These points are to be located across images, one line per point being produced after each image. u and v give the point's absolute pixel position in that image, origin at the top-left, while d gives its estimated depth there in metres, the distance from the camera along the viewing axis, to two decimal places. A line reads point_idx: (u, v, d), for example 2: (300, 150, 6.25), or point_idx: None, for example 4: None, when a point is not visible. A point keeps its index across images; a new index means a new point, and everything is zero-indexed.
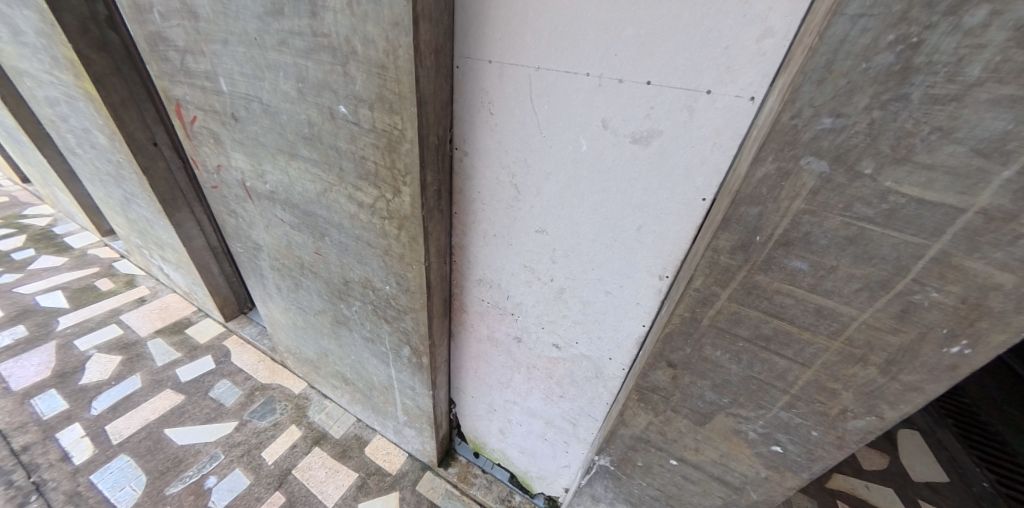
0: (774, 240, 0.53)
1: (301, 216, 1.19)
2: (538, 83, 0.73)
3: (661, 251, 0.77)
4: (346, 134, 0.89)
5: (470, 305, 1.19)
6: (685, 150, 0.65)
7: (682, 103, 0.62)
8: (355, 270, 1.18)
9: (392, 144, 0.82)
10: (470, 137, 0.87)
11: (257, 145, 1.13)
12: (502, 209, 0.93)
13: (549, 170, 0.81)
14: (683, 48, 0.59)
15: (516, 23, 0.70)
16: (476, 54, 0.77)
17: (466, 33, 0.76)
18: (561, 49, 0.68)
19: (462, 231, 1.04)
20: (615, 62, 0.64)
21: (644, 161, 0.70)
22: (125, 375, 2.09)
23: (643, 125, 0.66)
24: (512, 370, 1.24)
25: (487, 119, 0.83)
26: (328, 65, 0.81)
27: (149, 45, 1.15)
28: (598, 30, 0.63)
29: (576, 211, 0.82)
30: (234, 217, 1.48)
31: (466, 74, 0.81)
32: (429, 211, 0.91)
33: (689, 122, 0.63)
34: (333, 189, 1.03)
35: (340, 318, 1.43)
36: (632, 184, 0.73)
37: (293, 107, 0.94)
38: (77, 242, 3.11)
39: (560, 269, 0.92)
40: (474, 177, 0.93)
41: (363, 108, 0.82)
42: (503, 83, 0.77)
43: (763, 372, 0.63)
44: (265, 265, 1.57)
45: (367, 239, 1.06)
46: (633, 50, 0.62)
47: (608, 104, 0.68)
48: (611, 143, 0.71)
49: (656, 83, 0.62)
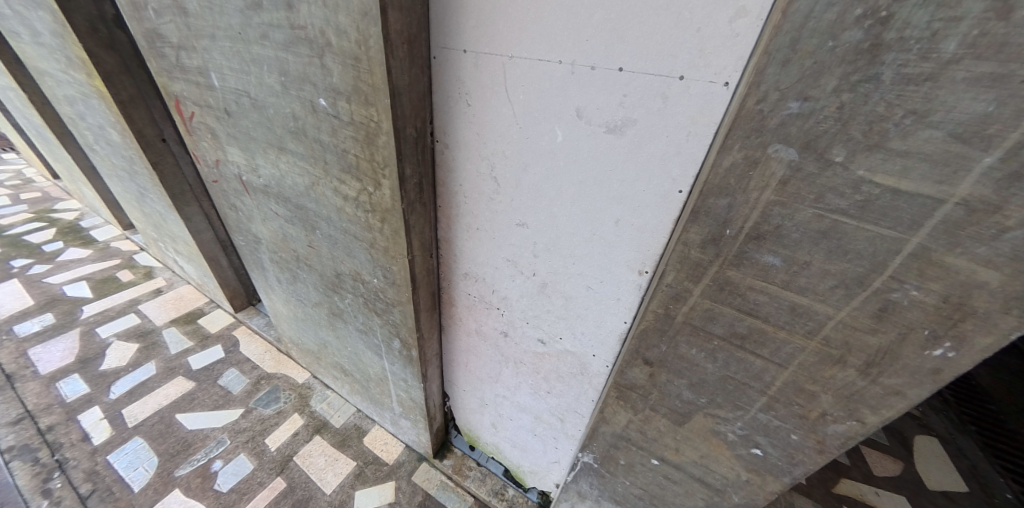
0: (745, 233, 0.50)
1: (293, 209, 1.21)
2: (513, 73, 0.71)
3: (640, 245, 0.74)
4: (327, 126, 0.89)
5: (458, 299, 1.18)
6: (660, 141, 0.62)
7: (656, 90, 0.59)
8: (345, 263, 1.19)
9: (370, 136, 0.81)
10: (450, 128, 0.86)
11: (249, 140, 1.15)
12: (484, 202, 0.92)
13: (527, 162, 0.79)
14: (655, 30, 0.56)
15: (489, 11, 0.68)
16: (452, 43, 0.76)
17: (441, 22, 0.75)
18: (535, 36, 0.65)
19: (447, 224, 1.03)
20: (588, 49, 0.61)
21: (619, 152, 0.67)
22: (142, 362, 2.18)
23: (618, 113, 0.64)
24: (501, 364, 1.24)
25: (465, 110, 0.81)
26: (306, 57, 0.81)
27: (147, 42, 1.17)
28: (571, 14, 0.60)
29: (555, 203, 0.80)
30: (235, 211, 1.52)
31: (443, 64, 0.79)
32: (410, 204, 0.91)
33: (663, 110, 0.60)
34: (320, 183, 1.04)
35: (335, 310, 1.46)
36: (609, 176, 0.70)
37: (278, 101, 0.95)
38: (102, 235, 3.26)
39: (542, 264, 0.91)
40: (455, 170, 0.92)
41: (341, 100, 0.81)
42: (479, 72, 0.75)
43: (740, 372, 0.60)
44: (265, 257, 1.61)
45: (354, 232, 1.06)
46: (605, 35, 0.59)
47: (583, 92, 0.65)
48: (586, 133, 0.69)
49: (628, 70, 0.60)
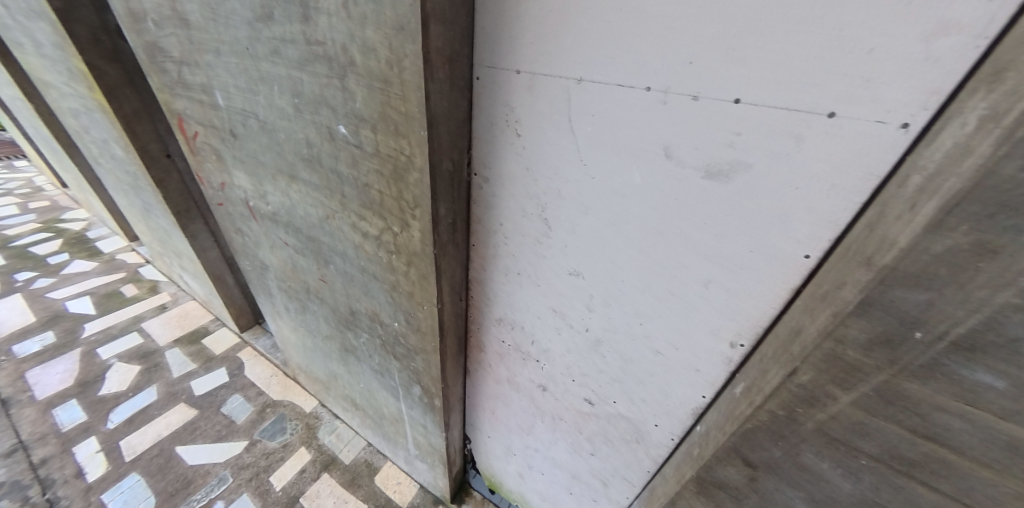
0: (946, 340, 0.35)
1: (304, 240, 1.08)
2: (580, 100, 0.57)
3: (736, 313, 0.60)
4: (347, 156, 0.76)
5: (488, 344, 1.04)
6: (782, 194, 0.48)
7: (786, 129, 0.45)
8: (361, 301, 1.06)
9: (398, 171, 0.68)
10: (492, 160, 0.72)
11: (256, 165, 1.02)
12: (529, 244, 0.78)
13: (589, 204, 0.65)
14: (795, 51, 0.41)
15: (552, 24, 0.54)
16: (501, 63, 0.62)
17: (488, 36, 0.61)
18: (614, 56, 0.51)
19: (480, 265, 0.90)
20: (688, 74, 0.48)
21: (721, 201, 0.53)
22: (142, 386, 2.07)
23: (725, 155, 0.50)
24: (535, 416, 1.09)
25: (512, 140, 0.68)
26: (324, 78, 0.67)
27: (148, 55, 1.05)
28: (670, 29, 0.46)
29: (622, 254, 0.66)
30: (241, 235, 1.40)
31: (487, 87, 0.66)
32: (443, 247, 0.77)
33: (793, 155, 0.45)
34: (336, 216, 0.90)
35: (348, 345, 1.32)
36: (703, 229, 0.56)
37: (290, 125, 0.82)
38: (109, 247, 3.18)
39: (598, 320, 0.77)
40: (495, 207, 0.78)
41: (364, 129, 0.68)
42: (533, 97, 0.61)
43: (897, 501, 0.45)
44: (272, 284, 1.48)
45: (373, 272, 0.93)
46: (716, 56, 0.45)
47: (677, 127, 0.51)
48: (675, 177, 0.55)
49: (745, 102, 0.46)
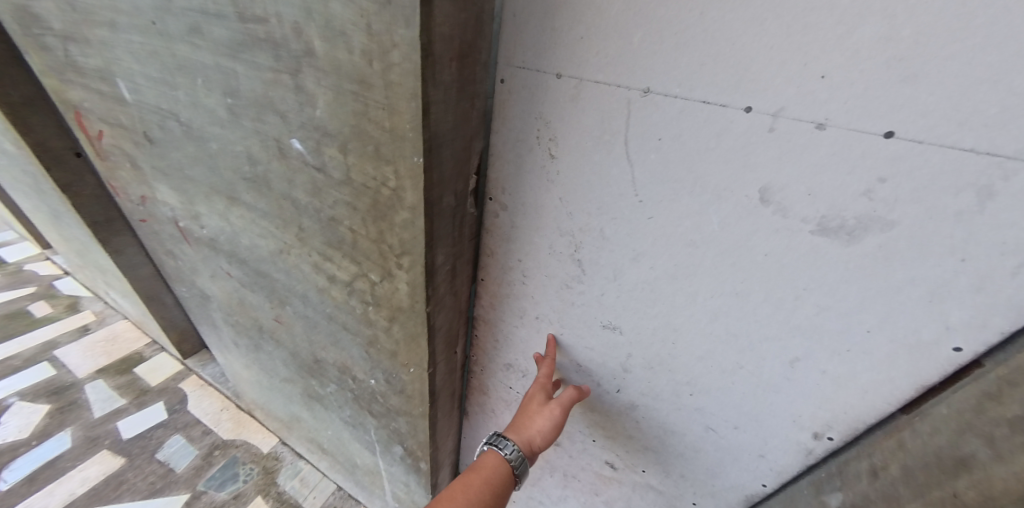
0: None
1: (253, 275, 0.86)
2: (648, 120, 0.44)
3: (830, 402, 0.50)
4: (306, 182, 0.55)
5: (490, 391, 0.89)
6: (939, 263, 0.37)
7: (964, 181, 0.33)
8: (329, 351, 0.86)
9: (379, 208, 0.49)
10: (518, 187, 0.59)
11: (184, 179, 0.79)
12: (554, 287, 0.65)
13: (644, 249, 0.53)
14: (968, 69, 0.29)
15: (620, 16, 0.41)
16: (540, 66, 0.48)
17: (526, 28, 0.47)
18: (704, 65, 0.39)
19: (490, 302, 0.74)
20: (813, 93, 0.35)
21: (838, 263, 0.42)
22: (52, 432, 1.71)
23: (853, 207, 0.38)
24: (542, 473, 0.94)
25: (543, 163, 0.54)
26: (268, 72, 0.47)
27: (23, 27, 0.78)
28: (791, 34, 0.34)
29: (684, 313, 0.55)
30: (174, 258, 1.14)
31: (516, 95, 0.52)
32: (440, 300, 0.59)
33: (967, 218, 0.34)
34: (293, 252, 0.70)
35: (313, 392, 1.10)
36: (801, 297, 0.46)
37: (225, 133, 0.60)
38: (14, 255, 2.69)
39: (638, 379, 0.65)
40: (516, 241, 0.65)
41: (331, 148, 0.48)
42: (579, 112, 0.48)
43: None
44: (216, 316, 1.23)
45: (344, 322, 0.73)
46: (865, 71, 0.33)
47: (787, 166, 0.39)
48: (775, 230, 0.43)
49: (902, 136, 0.33)
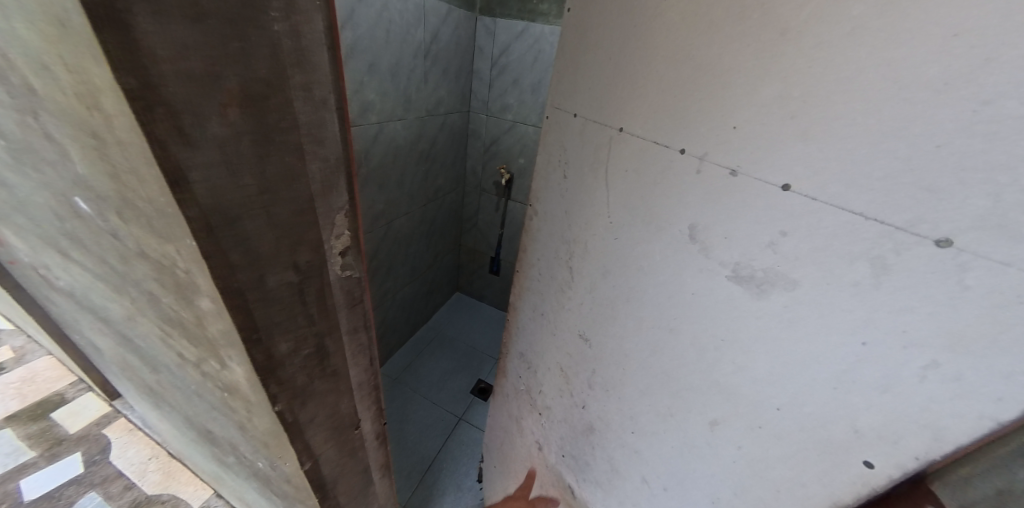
0: None
1: (121, 337, 0.71)
2: (618, 153, 0.54)
3: (745, 489, 0.49)
4: (113, 249, 0.42)
5: (512, 372, 1.08)
6: (835, 332, 0.35)
7: (859, 247, 0.32)
8: (215, 426, 0.71)
9: (183, 290, 0.36)
10: (545, 199, 0.77)
11: (20, 227, 0.64)
12: (557, 286, 0.77)
13: (607, 268, 0.61)
14: (853, 132, 0.31)
15: (612, 71, 0.54)
16: (569, 107, 0.65)
17: (569, 84, 0.66)
18: (655, 114, 0.47)
19: (524, 291, 0.94)
20: (727, 143, 0.40)
21: (750, 323, 0.42)
22: None
23: (760, 257, 0.40)
24: (529, 468, 1.08)
25: (560, 181, 0.71)
26: (14, 113, 0.34)
27: None
28: (711, 95, 0.40)
29: (629, 342, 0.59)
30: (55, 306, 0.97)
31: (556, 128, 0.71)
32: (309, 387, 0.48)
33: (864, 292, 0.33)
34: (141, 321, 0.56)
35: (221, 460, 0.95)
36: (719, 348, 0.46)
37: (20, 181, 0.46)
38: None
39: (598, 399, 0.70)
40: (541, 242, 0.81)
41: (114, 214, 0.35)
42: (582, 143, 0.62)
43: None
44: (114, 369, 1.06)
45: (213, 402, 0.59)
46: (765, 126, 0.36)
47: (698, 206, 0.44)
48: (700, 269, 0.45)
49: (797, 191, 0.35)
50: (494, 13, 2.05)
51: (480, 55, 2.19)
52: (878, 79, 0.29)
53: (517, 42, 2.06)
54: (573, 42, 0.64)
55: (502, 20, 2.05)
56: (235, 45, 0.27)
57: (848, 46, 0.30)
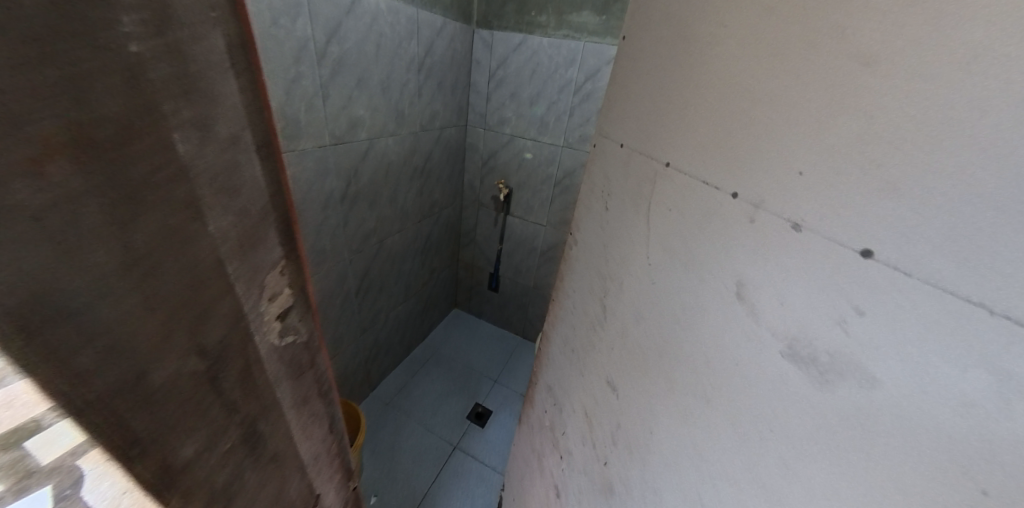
0: None
1: None
2: (661, 191, 0.48)
3: None
4: None
5: (541, 402, 1.04)
6: (903, 444, 0.25)
7: (969, 350, 0.23)
8: None
9: None
10: (589, 229, 0.74)
11: None
12: (591, 325, 0.71)
13: (637, 313, 0.54)
14: (956, 193, 0.23)
15: (662, 101, 0.50)
16: (618, 138, 0.62)
17: (622, 113, 0.62)
18: (702, 153, 0.41)
19: (562, 320, 0.90)
20: (784, 190, 0.33)
21: (811, 428, 0.31)
22: None
23: (824, 337, 0.30)
24: None
25: (603, 212, 0.67)
26: None
27: None
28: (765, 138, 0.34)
29: (657, 406, 0.50)
30: None
31: (606, 158, 0.68)
32: (237, 484, 0.38)
33: (979, 419, 0.23)
34: None
35: None
36: (764, 443, 0.35)
37: None
38: None
39: (622, 461, 0.60)
40: (580, 273, 0.77)
41: None
42: (626, 174, 0.58)
43: None
44: None
45: None
46: (818, 171, 0.30)
47: (739, 255, 0.37)
48: (748, 336, 0.36)
49: (881, 260, 0.26)
50: (492, 26, 2.00)
51: (478, 68, 2.13)
52: (995, 127, 0.21)
53: (516, 54, 2.00)
54: (630, 72, 0.61)
55: (499, 32, 1.99)
56: (57, 75, 0.18)
57: (953, 78, 0.23)
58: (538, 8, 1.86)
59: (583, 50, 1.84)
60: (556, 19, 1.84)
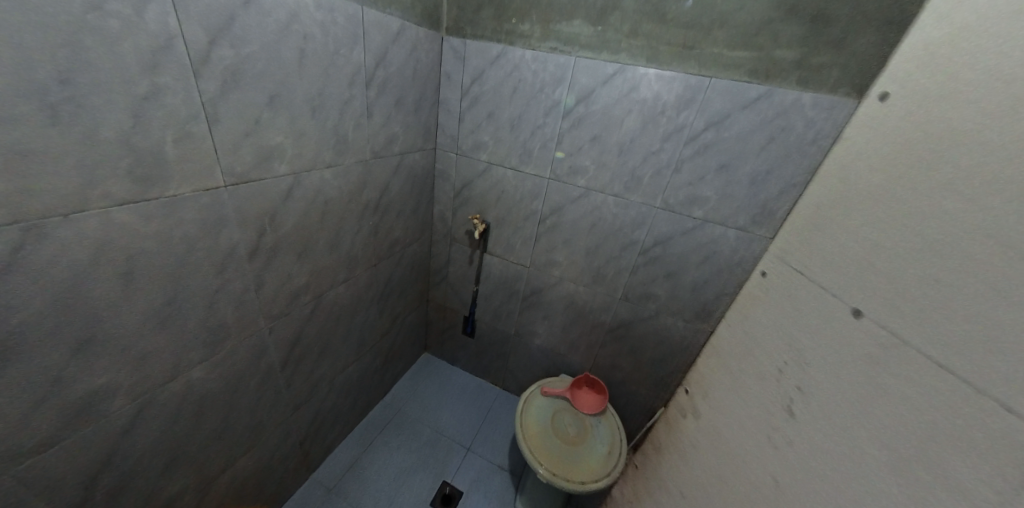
0: None
1: None
2: (855, 339, 0.61)
3: None
4: None
5: None
6: None
7: None
8: None
9: None
10: (760, 370, 0.79)
11: None
12: (775, 483, 0.69)
13: (807, 437, 0.65)
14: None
15: (919, 291, 0.55)
16: (828, 283, 0.69)
17: (837, 270, 0.68)
18: (893, 281, 0.58)
19: (708, 450, 0.89)
20: (876, 301, 0.59)
21: None
22: None
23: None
24: None
25: (788, 364, 0.73)
26: None
27: None
28: (887, 274, 0.60)
29: None
30: None
31: (785, 300, 0.80)
32: None
33: None
34: None
35: None
36: None
37: None
38: None
39: None
40: (746, 412, 0.80)
41: None
42: (826, 338, 0.66)
43: None
44: None
45: None
46: (956, 327, 0.50)
47: (976, 446, 0.46)
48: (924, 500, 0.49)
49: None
50: (465, 34, 1.66)
51: (449, 83, 1.78)
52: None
53: (493, 69, 1.67)
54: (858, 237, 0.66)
55: (473, 42, 1.66)
56: None
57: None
58: (520, 15, 1.53)
59: (573, 66, 1.52)
60: (542, 28, 1.52)
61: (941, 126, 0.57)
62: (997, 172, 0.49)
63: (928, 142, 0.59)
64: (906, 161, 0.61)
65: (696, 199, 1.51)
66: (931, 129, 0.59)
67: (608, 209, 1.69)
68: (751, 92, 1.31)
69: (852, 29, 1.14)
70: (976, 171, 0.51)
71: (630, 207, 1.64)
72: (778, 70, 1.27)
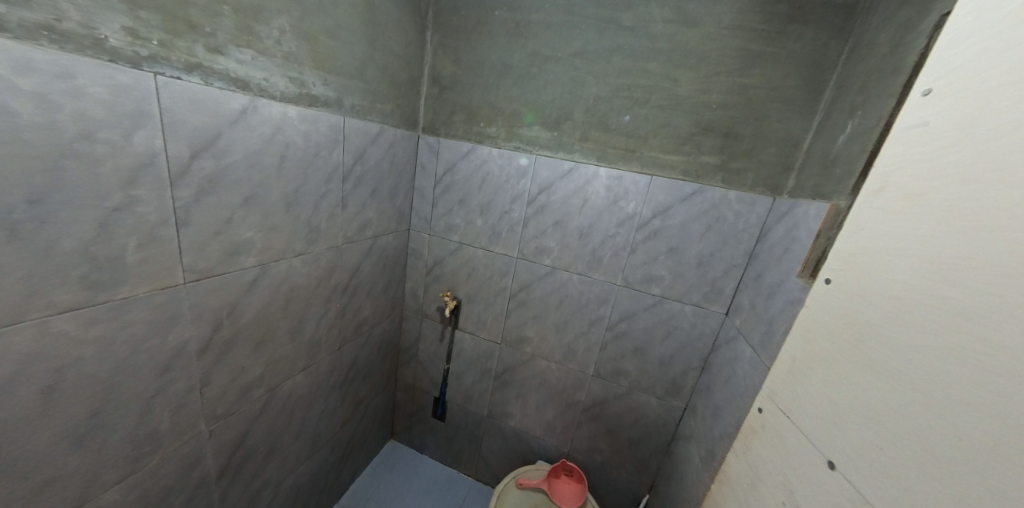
0: None
1: None
2: (845, 488, 0.49)
3: None
4: None
5: None
6: None
7: None
8: None
9: None
10: None
11: None
12: None
13: None
14: None
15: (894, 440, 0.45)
16: (801, 429, 0.58)
17: (815, 410, 0.56)
18: (836, 416, 0.52)
19: None
20: (851, 451, 0.49)
21: None
22: None
23: None
24: None
25: None
26: None
27: None
28: (839, 409, 0.52)
29: None
30: None
31: (771, 438, 0.64)
32: None
33: None
34: None
35: None
36: None
37: None
38: None
39: None
40: None
41: None
42: (809, 491, 0.54)
43: None
44: None
45: None
46: (953, 491, 0.39)
47: None
48: None
49: None
50: (439, 133, 1.85)
51: (423, 173, 1.92)
52: None
53: (463, 162, 1.83)
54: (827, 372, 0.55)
55: (446, 140, 1.84)
56: None
57: None
58: (487, 120, 1.74)
59: (534, 163, 1.70)
60: (506, 131, 1.72)
61: (875, 237, 0.52)
62: (961, 311, 0.41)
63: (849, 283, 0.55)
64: (869, 272, 0.52)
65: (653, 277, 1.62)
66: (868, 239, 0.53)
67: (574, 287, 1.76)
68: (686, 188, 1.50)
69: (757, 144, 1.41)
70: (937, 307, 0.43)
71: (593, 285, 1.72)
72: (704, 171, 1.48)
